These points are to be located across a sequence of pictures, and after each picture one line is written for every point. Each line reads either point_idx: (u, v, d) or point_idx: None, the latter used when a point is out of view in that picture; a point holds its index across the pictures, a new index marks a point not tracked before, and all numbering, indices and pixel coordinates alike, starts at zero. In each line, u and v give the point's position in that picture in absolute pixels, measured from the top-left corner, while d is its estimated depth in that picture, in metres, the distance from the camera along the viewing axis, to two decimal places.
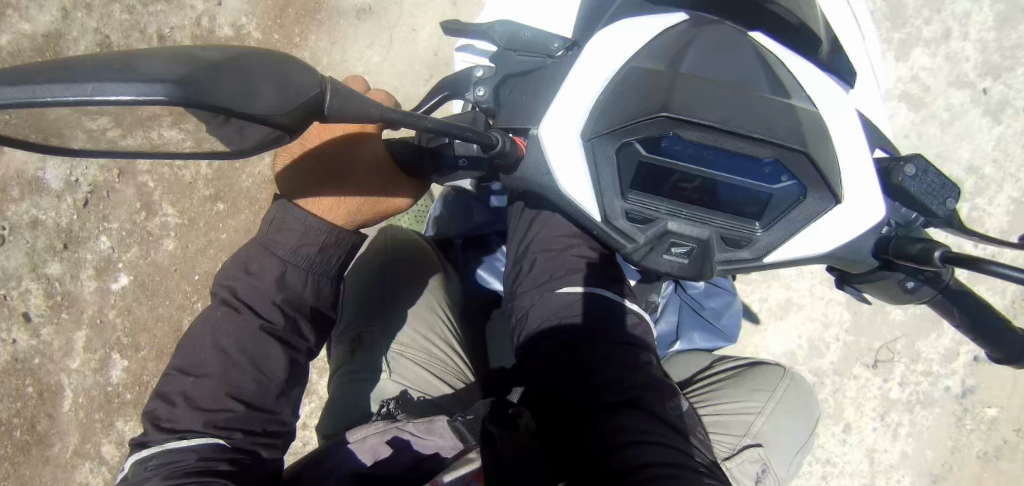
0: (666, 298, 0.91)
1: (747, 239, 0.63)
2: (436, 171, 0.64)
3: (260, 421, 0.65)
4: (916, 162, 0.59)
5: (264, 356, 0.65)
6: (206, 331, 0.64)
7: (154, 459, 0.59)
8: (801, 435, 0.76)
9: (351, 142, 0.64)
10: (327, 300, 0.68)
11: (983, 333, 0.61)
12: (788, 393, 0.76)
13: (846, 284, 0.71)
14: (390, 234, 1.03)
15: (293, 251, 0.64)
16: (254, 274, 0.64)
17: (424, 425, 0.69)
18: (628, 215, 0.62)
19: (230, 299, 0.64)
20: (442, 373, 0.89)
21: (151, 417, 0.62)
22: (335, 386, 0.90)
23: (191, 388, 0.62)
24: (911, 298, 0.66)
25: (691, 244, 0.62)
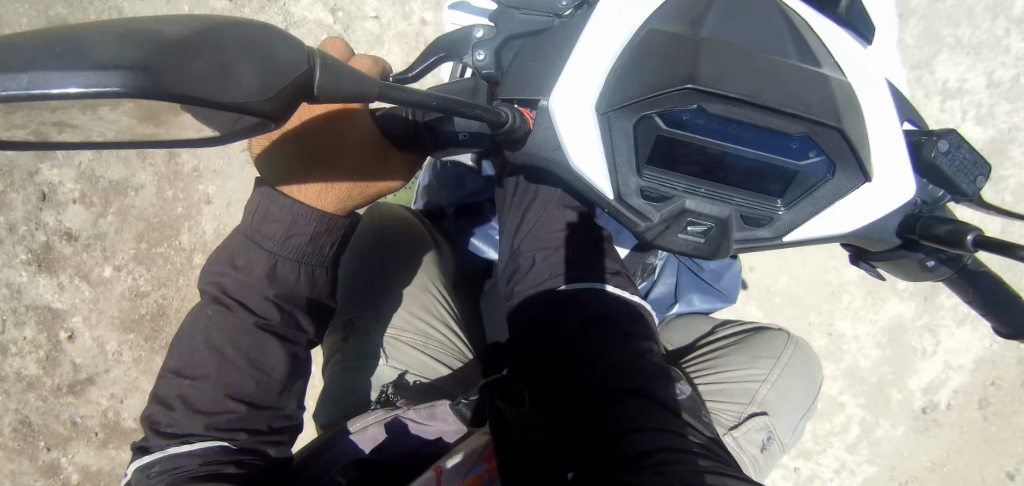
0: (665, 263, 1.10)
1: (768, 218, 0.62)
2: (434, 146, 0.66)
3: (264, 420, 0.68)
4: (949, 138, 0.58)
5: (263, 354, 0.67)
6: (199, 332, 0.66)
7: (156, 466, 0.62)
8: (806, 399, 1.02)
9: (335, 121, 0.64)
10: (323, 291, 0.69)
11: (994, 309, 0.67)
12: (791, 360, 1.02)
13: (859, 260, 0.70)
14: (378, 213, 1.15)
15: (281, 242, 0.65)
16: (241, 269, 0.65)
17: (426, 412, 0.78)
18: (643, 192, 0.62)
19: (221, 296, 0.66)
20: (436, 354, 1.03)
21: (151, 422, 0.65)
22: (332, 374, 1.04)
23: (187, 390, 0.65)
24: (930, 276, 0.65)
25: (708, 223, 0.62)
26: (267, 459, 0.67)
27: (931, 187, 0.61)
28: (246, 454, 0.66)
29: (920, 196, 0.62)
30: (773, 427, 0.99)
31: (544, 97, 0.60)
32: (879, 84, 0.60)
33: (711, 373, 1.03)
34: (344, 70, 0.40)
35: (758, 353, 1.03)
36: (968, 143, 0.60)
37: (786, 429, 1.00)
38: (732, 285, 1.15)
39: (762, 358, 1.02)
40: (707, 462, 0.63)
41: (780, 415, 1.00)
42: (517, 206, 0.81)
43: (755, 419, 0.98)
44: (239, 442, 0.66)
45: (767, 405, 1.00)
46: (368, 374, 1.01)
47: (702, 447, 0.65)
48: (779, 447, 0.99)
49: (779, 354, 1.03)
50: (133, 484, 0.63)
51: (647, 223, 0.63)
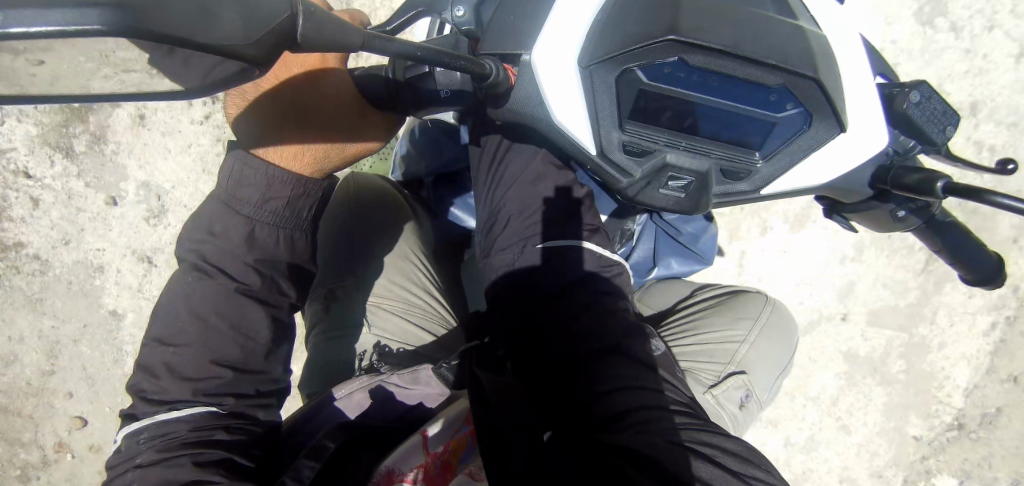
0: (643, 227, 1.11)
1: (747, 171, 0.63)
2: (413, 105, 0.64)
3: (251, 384, 0.68)
4: (920, 89, 0.60)
5: (245, 320, 0.66)
6: (179, 300, 0.65)
7: (146, 432, 0.64)
8: (782, 361, 1.06)
9: (313, 81, 0.63)
10: (303, 255, 0.69)
11: (958, 257, 0.71)
12: (768, 320, 1.05)
13: (833, 214, 0.72)
14: (354, 181, 1.15)
15: (258, 207, 0.64)
16: (219, 235, 0.65)
17: (410, 376, 0.77)
18: (625, 147, 0.62)
19: (200, 263, 0.65)
20: (419, 322, 1.03)
21: (137, 389, 0.66)
22: (315, 345, 1.04)
23: (172, 358, 0.65)
24: (900, 226, 0.68)
25: (689, 177, 0.63)
26: (260, 423, 0.69)
27: (903, 138, 0.62)
28: (238, 419, 0.67)
29: (893, 146, 0.63)
30: (751, 386, 1.02)
31: (526, 51, 0.60)
32: (855, 42, 0.61)
33: (690, 335, 1.06)
34: (327, 18, 0.39)
35: (737, 314, 1.06)
36: (939, 96, 0.61)
37: (764, 387, 1.04)
38: (708, 247, 1.17)
39: (741, 320, 1.05)
40: (684, 420, 0.64)
41: (759, 374, 1.04)
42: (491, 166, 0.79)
43: (734, 378, 1.01)
44: (229, 407, 0.66)
45: (746, 364, 1.03)
46: (352, 342, 1.02)
47: (680, 405, 0.67)
48: (756, 404, 1.03)
49: (757, 315, 1.06)
50: (126, 449, 0.65)
51: (629, 179, 0.65)
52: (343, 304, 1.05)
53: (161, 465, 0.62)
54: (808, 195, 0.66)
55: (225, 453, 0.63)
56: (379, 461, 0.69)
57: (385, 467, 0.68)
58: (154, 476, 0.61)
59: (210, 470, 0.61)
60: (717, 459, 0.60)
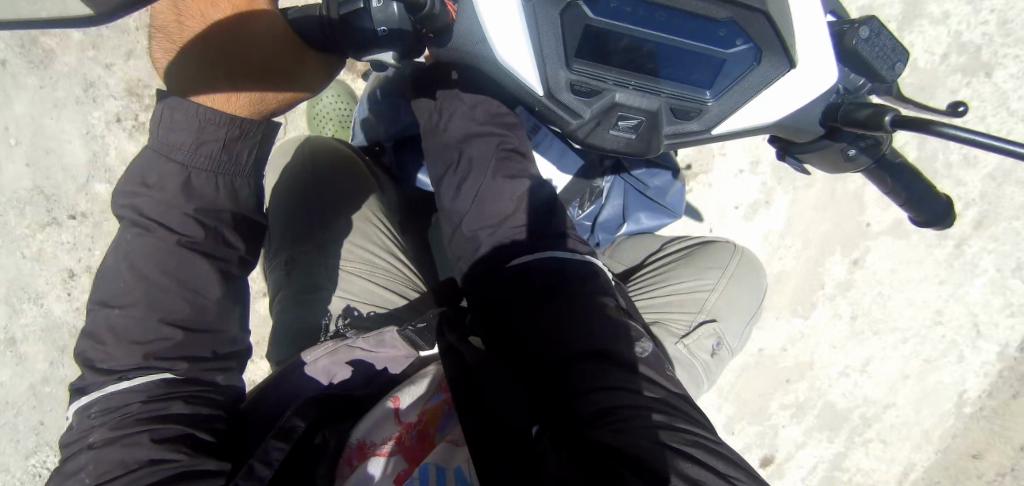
0: (611, 184, 1.11)
1: (697, 110, 0.62)
2: (349, 46, 0.61)
3: (209, 345, 0.65)
4: (871, 25, 0.59)
5: (191, 273, 0.62)
6: (119, 260, 0.61)
7: (96, 406, 0.61)
8: (749, 308, 1.07)
9: (244, 21, 0.59)
10: (247, 204, 0.64)
11: (912, 201, 0.72)
12: (737, 267, 1.07)
13: (785, 155, 0.71)
14: (309, 147, 1.12)
15: (193, 152, 0.60)
16: (154, 186, 0.60)
17: (374, 339, 0.73)
18: (573, 87, 0.60)
19: (137, 219, 0.60)
20: (383, 283, 1.02)
21: (84, 359, 0.62)
22: (280, 313, 1.01)
23: (117, 321, 0.61)
24: (851, 165, 0.67)
25: (639, 116, 0.62)
26: (219, 392, 0.66)
27: (853, 75, 0.61)
28: (195, 390, 0.64)
29: (844, 84, 0.62)
30: (722, 333, 1.04)
31: None
32: None
33: (659, 286, 1.07)
34: None
35: (706, 264, 1.07)
36: (887, 32, 0.60)
37: (734, 332, 1.06)
38: (678, 201, 1.15)
39: (710, 269, 1.06)
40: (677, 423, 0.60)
41: (729, 322, 1.05)
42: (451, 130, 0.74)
43: (704, 327, 1.03)
44: (181, 372, 0.63)
45: (715, 312, 1.04)
46: (321, 300, 1.00)
47: (668, 404, 0.62)
48: (728, 352, 1.05)
49: (725, 265, 1.07)
50: (78, 427, 0.61)
51: (578, 120, 0.63)
52: (305, 265, 1.02)
53: (115, 445, 0.59)
54: (760, 134, 0.65)
55: (184, 428, 0.61)
56: (352, 432, 0.70)
57: (358, 440, 0.69)
58: (110, 459, 0.58)
59: (171, 448, 0.59)
60: (703, 461, 0.55)
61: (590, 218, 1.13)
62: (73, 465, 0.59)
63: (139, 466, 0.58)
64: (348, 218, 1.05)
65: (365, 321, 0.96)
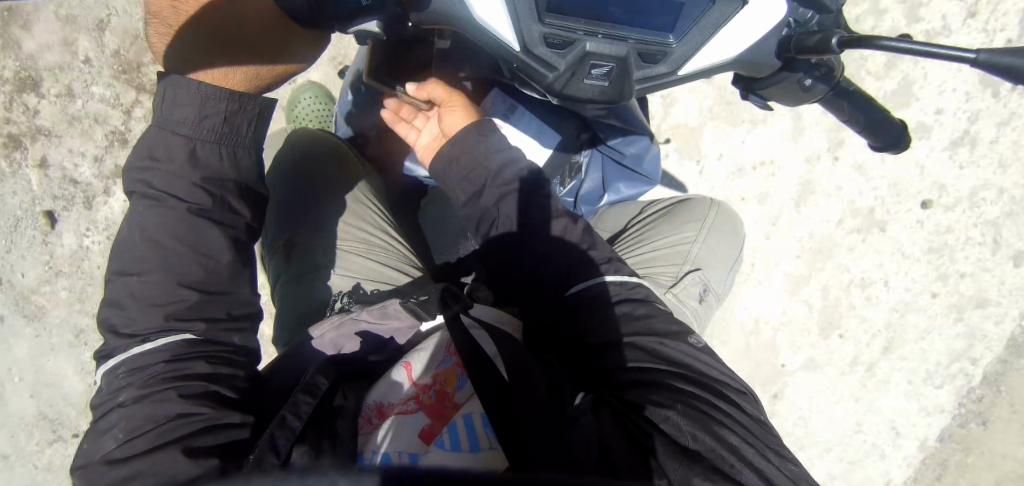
0: (587, 158, 1.15)
1: (663, 53, 0.67)
2: (336, 22, 0.65)
3: (224, 307, 0.70)
4: None
5: (203, 239, 0.67)
6: (135, 228, 0.66)
7: (123, 366, 0.65)
8: (730, 255, 1.13)
9: (238, 2, 0.65)
10: (250, 175, 0.69)
11: (871, 127, 0.78)
12: (716, 217, 1.13)
13: (749, 94, 0.77)
14: (297, 139, 1.16)
15: (196, 125, 0.64)
16: (162, 159, 0.65)
17: (378, 311, 0.78)
18: (547, 40, 0.65)
19: (148, 191, 0.65)
20: (383, 260, 1.05)
21: (108, 325, 0.67)
22: (284, 296, 1.04)
23: (136, 287, 0.66)
24: (808, 96, 0.73)
25: (610, 63, 0.67)
26: (238, 352, 0.71)
27: (801, 9, 0.67)
28: (214, 351, 0.69)
29: (793, 18, 0.68)
30: (707, 281, 1.09)
31: None
32: None
33: (644, 244, 1.12)
34: None
35: (685, 219, 1.13)
36: None
37: (717, 278, 1.11)
38: (655, 166, 1.17)
39: (689, 222, 1.12)
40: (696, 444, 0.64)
41: (712, 270, 1.11)
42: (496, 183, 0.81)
43: (690, 276, 1.08)
44: (200, 333, 0.68)
45: (699, 261, 1.10)
46: (321, 277, 1.03)
47: (682, 386, 0.71)
48: (714, 296, 1.11)
49: (704, 216, 1.14)
50: (108, 386, 0.66)
51: (554, 72, 0.68)
52: (302, 247, 1.06)
53: (144, 401, 0.63)
54: (722, 71, 0.71)
55: (207, 385, 0.66)
56: (369, 394, 0.74)
57: (375, 401, 0.73)
58: (140, 415, 0.63)
59: (197, 401, 0.64)
60: (701, 435, 0.65)
61: (573, 193, 1.18)
62: (104, 422, 0.64)
63: (169, 419, 0.62)
64: (341, 200, 1.09)
65: (370, 296, 0.99)
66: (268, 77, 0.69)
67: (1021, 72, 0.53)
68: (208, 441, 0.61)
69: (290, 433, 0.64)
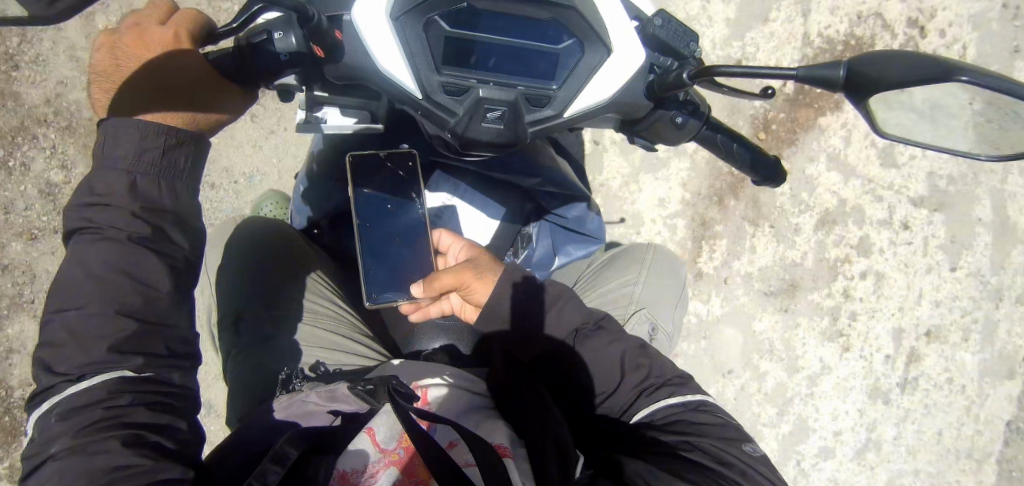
0: (535, 228, 1.29)
1: (547, 97, 0.77)
2: (265, 75, 0.77)
3: (162, 340, 0.73)
4: (662, 16, 0.77)
5: (141, 267, 0.71)
6: (76, 265, 0.70)
7: (57, 410, 0.66)
8: (674, 295, 1.18)
9: (173, 59, 0.74)
10: (187, 207, 0.76)
11: (749, 163, 0.87)
12: (654, 260, 1.19)
13: (635, 138, 0.90)
14: (246, 225, 1.20)
15: (136, 161, 0.71)
16: (104, 194, 0.70)
17: (327, 394, 0.88)
18: (445, 88, 0.75)
19: (89, 226, 0.71)
20: (335, 330, 1.11)
21: (43, 363, 0.68)
22: (234, 368, 1.07)
23: (75, 321, 0.69)
24: (683, 132, 0.84)
25: (502, 106, 0.76)
26: (171, 387, 0.73)
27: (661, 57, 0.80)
28: (153, 398, 0.71)
29: (655, 64, 0.81)
30: (655, 319, 1.14)
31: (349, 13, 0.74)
32: None
33: (590, 292, 1.19)
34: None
35: (626, 263, 1.19)
36: (676, 20, 0.78)
37: (665, 318, 1.15)
38: (597, 226, 1.29)
39: (631, 266, 1.18)
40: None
41: (658, 308, 1.15)
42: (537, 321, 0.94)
43: (635, 316, 1.12)
44: (137, 368, 0.70)
45: (643, 301, 1.14)
46: (275, 349, 1.07)
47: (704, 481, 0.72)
48: (664, 335, 1.14)
49: (644, 258, 1.19)
50: (41, 437, 0.66)
51: (455, 116, 0.77)
52: (253, 319, 1.09)
53: (80, 453, 0.64)
54: (601, 112, 0.81)
55: (147, 436, 0.68)
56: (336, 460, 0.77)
57: (342, 466, 0.76)
58: (76, 468, 0.64)
59: (135, 452, 0.66)
60: None
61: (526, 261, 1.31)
62: (35, 479, 0.64)
63: (110, 473, 0.64)
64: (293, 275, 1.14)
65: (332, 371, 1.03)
66: (199, 120, 0.79)
67: (823, 80, 0.64)
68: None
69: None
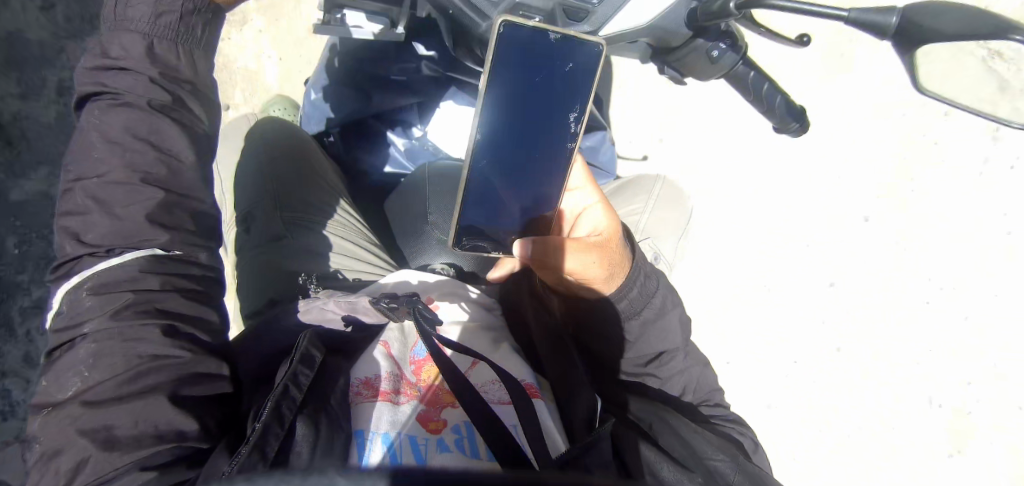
0: None
1: (585, 13, 0.74)
2: None
3: (186, 210, 0.68)
4: None
5: (160, 135, 0.66)
6: (91, 126, 0.65)
7: (88, 286, 0.61)
8: (676, 224, 1.29)
9: None
10: (206, 81, 0.71)
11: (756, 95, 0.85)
12: (660, 190, 1.29)
13: (665, 69, 0.87)
14: (259, 135, 1.15)
15: (153, 23, 0.66)
16: (118, 58, 0.65)
17: (348, 305, 0.84)
18: None
19: (106, 91, 0.66)
20: (348, 240, 1.06)
21: (71, 233, 0.63)
22: (253, 272, 1.00)
23: (96, 188, 0.64)
24: (718, 67, 0.81)
25: (536, 16, 0.73)
26: (201, 267, 0.69)
27: None
28: (190, 286, 0.67)
29: None
30: (657, 250, 1.26)
31: None
32: None
33: None
34: None
35: (634, 192, 1.30)
36: None
37: (668, 248, 1.28)
38: (609, 157, 1.26)
39: (639, 195, 1.29)
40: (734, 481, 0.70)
41: (662, 238, 1.27)
42: (638, 324, 0.91)
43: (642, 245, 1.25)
44: (165, 245, 0.65)
45: (648, 232, 1.26)
46: (290, 252, 1.00)
47: (731, 455, 0.75)
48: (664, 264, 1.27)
49: (651, 189, 1.29)
50: (68, 312, 0.61)
51: (489, 21, 0.74)
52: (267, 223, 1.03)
53: (116, 338, 0.60)
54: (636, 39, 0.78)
55: (182, 326, 0.64)
56: (352, 373, 0.75)
57: (362, 375, 0.75)
58: (110, 354, 0.59)
59: (174, 343, 0.62)
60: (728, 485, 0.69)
61: None
62: (68, 357, 0.59)
63: (142, 360, 0.60)
64: (309, 189, 1.08)
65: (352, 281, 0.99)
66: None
67: (874, 28, 0.62)
68: (197, 391, 0.61)
69: (291, 401, 0.62)
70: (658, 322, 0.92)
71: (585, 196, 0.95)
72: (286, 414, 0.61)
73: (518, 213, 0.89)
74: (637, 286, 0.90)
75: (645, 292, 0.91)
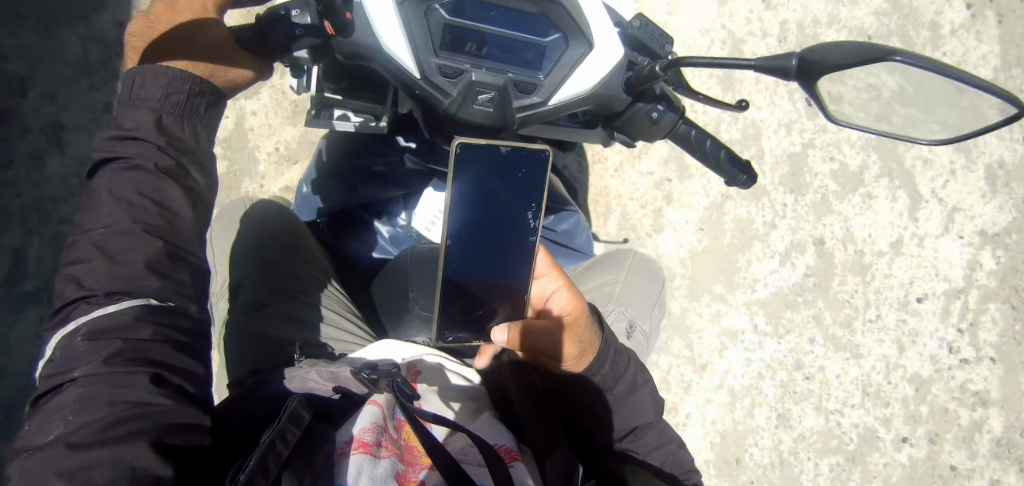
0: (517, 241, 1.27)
1: (534, 85, 0.84)
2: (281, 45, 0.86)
3: (180, 262, 0.74)
4: (642, 19, 0.87)
5: (163, 194, 0.75)
6: (101, 186, 0.74)
7: (83, 332, 0.66)
8: (649, 295, 1.33)
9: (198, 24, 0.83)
10: (205, 145, 0.80)
11: (699, 151, 0.93)
12: (632, 260, 1.35)
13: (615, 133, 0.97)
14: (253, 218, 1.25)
15: (162, 100, 0.76)
16: (129, 129, 0.74)
17: (328, 375, 0.82)
18: (441, 69, 0.82)
19: (115, 155, 0.75)
20: (327, 307, 1.11)
21: (73, 277, 0.69)
22: (236, 339, 1.05)
23: (100, 238, 0.71)
24: (659, 125, 0.90)
25: (491, 90, 0.83)
26: (191, 318, 0.73)
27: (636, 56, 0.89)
28: (181, 339, 0.71)
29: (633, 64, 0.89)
30: (632, 319, 1.29)
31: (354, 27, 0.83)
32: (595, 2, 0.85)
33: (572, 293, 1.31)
34: None
35: (606, 266, 1.34)
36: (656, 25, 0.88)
37: (643, 318, 1.32)
38: (585, 240, 1.35)
39: (612, 268, 1.34)
40: None
41: (636, 308, 1.31)
42: (613, 397, 0.96)
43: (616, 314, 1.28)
44: (157, 292, 0.71)
45: (622, 300, 1.30)
46: (263, 317, 1.05)
47: None
48: (641, 333, 1.30)
49: (624, 261, 1.35)
50: (58, 360, 0.65)
51: (448, 97, 0.84)
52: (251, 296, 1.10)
53: (105, 383, 0.63)
54: (584, 103, 0.88)
55: (168, 374, 0.67)
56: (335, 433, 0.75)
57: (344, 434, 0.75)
58: (98, 398, 0.62)
59: (159, 390, 0.65)
60: None
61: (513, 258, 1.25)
62: (58, 398, 0.63)
63: (128, 405, 0.62)
64: (287, 258, 1.14)
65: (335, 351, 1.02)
66: (236, 83, 0.87)
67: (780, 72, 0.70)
68: (177, 440, 0.63)
69: (278, 455, 0.65)
70: (632, 394, 0.96)
71: (552, 282, 1.03)
72: (270, 467, 0.63)
73: (491, 287, 0.98)
74: (610, 361, 0.95)
75: (618, 366, 0.95)
